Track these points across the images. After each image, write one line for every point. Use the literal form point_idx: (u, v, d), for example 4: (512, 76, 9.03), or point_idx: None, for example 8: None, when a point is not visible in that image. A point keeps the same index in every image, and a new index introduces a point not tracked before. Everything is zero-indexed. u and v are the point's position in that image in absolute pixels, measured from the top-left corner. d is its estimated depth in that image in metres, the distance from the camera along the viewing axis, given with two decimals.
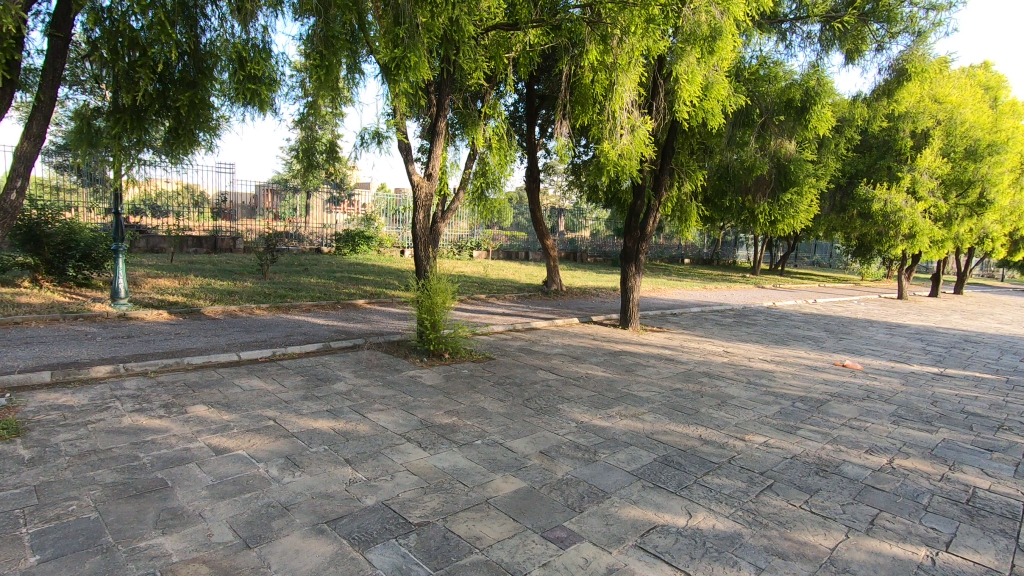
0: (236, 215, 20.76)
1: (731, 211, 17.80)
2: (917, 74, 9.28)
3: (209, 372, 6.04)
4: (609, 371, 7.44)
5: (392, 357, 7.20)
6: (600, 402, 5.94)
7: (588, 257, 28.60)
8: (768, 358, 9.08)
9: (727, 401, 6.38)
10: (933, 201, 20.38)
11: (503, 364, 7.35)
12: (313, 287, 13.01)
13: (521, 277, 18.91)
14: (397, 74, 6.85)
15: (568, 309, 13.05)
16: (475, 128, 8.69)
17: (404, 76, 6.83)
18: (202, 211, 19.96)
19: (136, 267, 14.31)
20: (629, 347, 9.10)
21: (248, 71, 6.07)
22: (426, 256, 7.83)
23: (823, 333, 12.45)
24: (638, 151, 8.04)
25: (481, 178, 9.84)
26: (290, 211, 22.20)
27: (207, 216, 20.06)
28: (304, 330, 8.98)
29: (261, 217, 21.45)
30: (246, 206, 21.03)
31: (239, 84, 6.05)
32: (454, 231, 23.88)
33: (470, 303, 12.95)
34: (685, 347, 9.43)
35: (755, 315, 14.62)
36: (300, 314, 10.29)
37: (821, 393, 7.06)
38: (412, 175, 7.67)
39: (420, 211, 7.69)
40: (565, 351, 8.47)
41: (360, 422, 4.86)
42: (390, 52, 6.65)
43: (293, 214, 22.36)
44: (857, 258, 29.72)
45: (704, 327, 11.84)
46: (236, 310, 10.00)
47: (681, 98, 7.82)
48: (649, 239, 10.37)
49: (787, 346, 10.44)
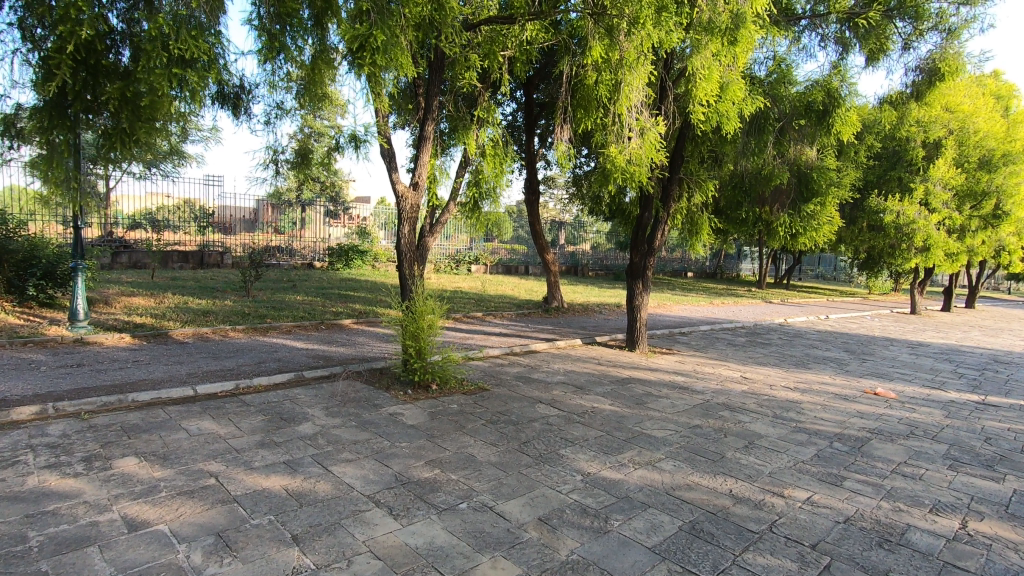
0: (235, 228, 20.26)
1: (745, 224, 16.97)
2: (950, 73, 8.53)
3: (155, 411, 5.19)
4: (617, 403, 6.61)
5: (372, 390, 6.37)
6: (610, 446, 5.09)
7: (589, 271, 27.86)
8: (791, 385, 8.23)
9: (755, 442, 5.53)
10: (947, 213, 19.59)
11: (497, 396, 6.51)
12: (298, 306, 12.20)
13: (521, 293, 18.13)
14: (360, 54, 5.92)
15: (569, 328, 12.24)
16: (468, 132, 7.96)
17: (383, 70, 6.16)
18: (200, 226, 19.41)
19: (111, 284, 13.52)
20: (638, 373, 8.26)
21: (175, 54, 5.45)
22: (410, 275, 7.00)
23: (843, 353, 11.59)
24: (649, 156, 7.21)
25: (475, 188, 8.99)
26: (289, 224, 21.59)
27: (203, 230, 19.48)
28: (280, 355, 8.15)
29: (259, 231, 20.96)
30: (247, 219, 20.63)
31: (161, 66, 5.37)
32: (451, 245, 23.15)
33: (465, 323, 12.15)
34: (699, 373, 8.57)
35: (769, 333, 13.78)
36: (279, 337, 9.47)
37: (860, 430, 6.19)
38: (397, 184, 6.92)
39: (405, 224, 6.89)
40: (568, 378, 7.64)
41: (321, 479, 4.03)
42: (352, 29, 5.77)
43: (292, 228, 21.72)
44: (865, 271, 28.93)
45: (716, 349, 10.99)
46: (208, 332, 9.19)
47: (694, 98, 7.11)
48: (657, 254, 9.60)
49: (808, 369, 9.59)
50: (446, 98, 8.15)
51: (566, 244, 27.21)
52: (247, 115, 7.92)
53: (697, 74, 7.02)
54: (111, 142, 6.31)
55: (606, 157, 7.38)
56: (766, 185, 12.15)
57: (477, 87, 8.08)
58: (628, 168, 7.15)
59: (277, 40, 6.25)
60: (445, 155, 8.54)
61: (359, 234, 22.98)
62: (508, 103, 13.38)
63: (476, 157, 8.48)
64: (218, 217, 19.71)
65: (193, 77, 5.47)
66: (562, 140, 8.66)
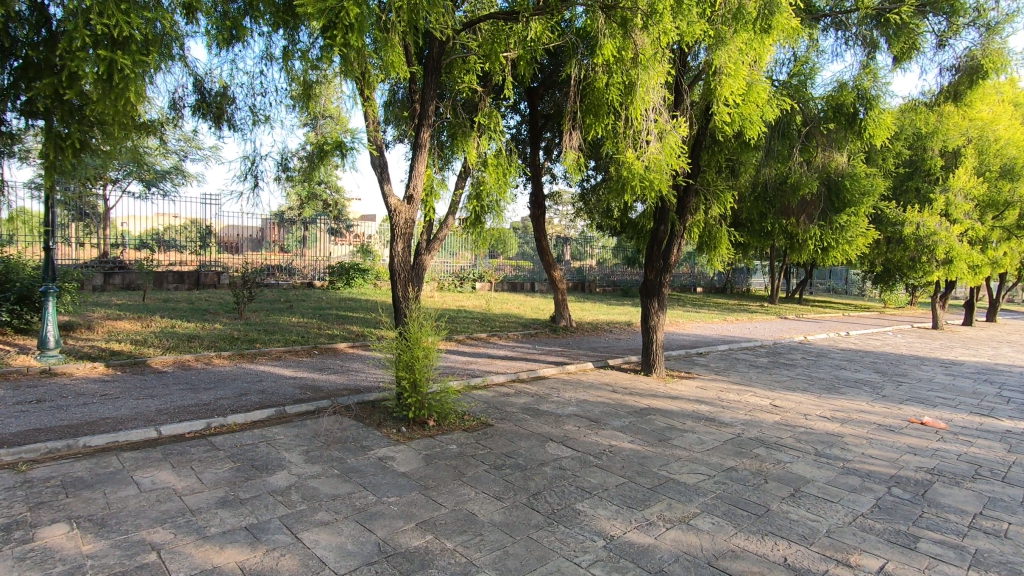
0: (242, 248, 19.91)
1: (764, 235, 16.19)
2: (991, 72, 7.89)
3: (105, 460, 4.49)
4: (638, 440, 5.87)
5: (361, 428, 5.66)
6: (634, 498, 4.34)
7: (597, 288, 27.15)
8: (827, 414, 7.44)
9: (802, 489, 4.76)
10: (970, 224, 18.76)
11: (502, 434, 5.79)
12: (292, 328, 11.55)
13: (527, 311, 17.47)
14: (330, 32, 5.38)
15: (579, 350, 11.51)
16: (467, 140, 7.32)
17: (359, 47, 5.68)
18: (209, 246, 18.98)
19: (98, 306, 12.94)
20: (657, 402, 7.51)
21: (107, 37, 5.05)
22: (405, 297, 6.32)
23: (874, 375, 10.77)
24: (669, 162, 6.56)
25: (476, 202, 8.24)
26: (296, 243, 21.00)
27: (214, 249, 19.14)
28: (264, 385, 7.45)
29: (265, 250, 20.53)
30: (253, 238, 20.26)
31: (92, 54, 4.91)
32: (455, 262, 22.54)
33: (468, 345, 11.45)
34: (725, 401, 7.79)
35: (791, 353, 12.96)
36: (266, 364, 8.80)
37: (917, 470, 5.41)
38: (389, 197, 6.26)
39: (399, 240, 6.24)
40: (581, 409, 6.89)
41: (288, 552, 3.30)
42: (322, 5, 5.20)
43: (300, 247, 21.11)
44: (881, 285, 28.04)
45: (738, 371, 10.22)
46: (190, 359, 8.53)
47: (716, 97, 6.53)
48: (673, 270, 8.91)
49: (842, 394, 8.79)
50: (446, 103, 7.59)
51: (572, 260, 26.53)
52: (230, 127, 7.39)
53: (721, 73, 6.47)
54: (42, 147, 5.65)
55: (622, 163, 6.70)
56: (791, 193, 11.42)
57: (478, 92, 7.61)
58: (649, 176, 6.45)
59: (232, 20, 6.10)
60: (444, 166, 7.93)
61: (362, 251, 22.44)
62: (511, 115, 12.89)
63: (477, 168, 7.92)
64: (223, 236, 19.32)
65: (125, 62, 4.96)
66: (572, 148, 8.08)
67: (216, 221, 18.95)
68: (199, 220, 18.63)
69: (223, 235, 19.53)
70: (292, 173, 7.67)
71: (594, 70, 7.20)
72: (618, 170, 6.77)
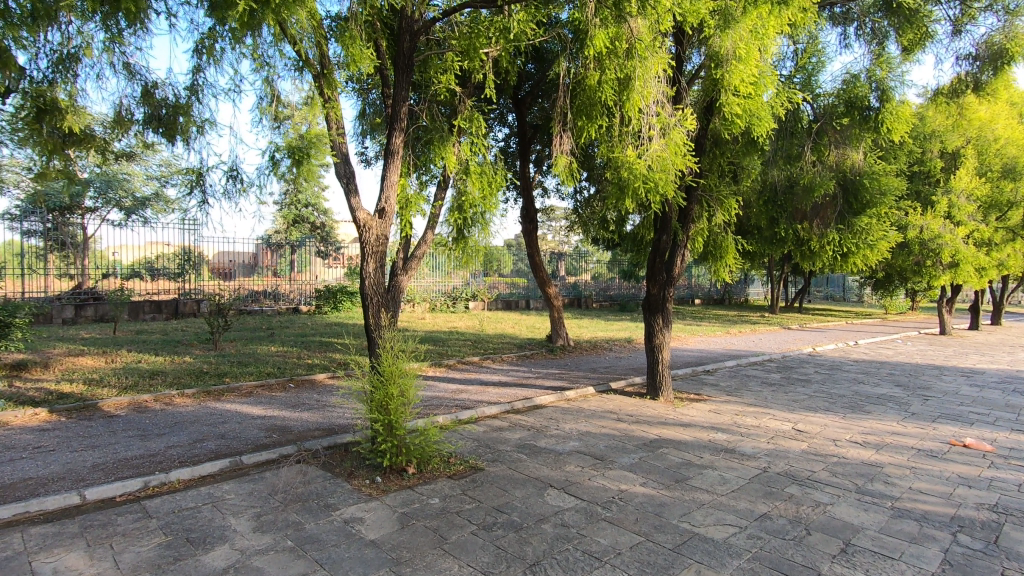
0: (235, 274, 19.28)
1: (775, 242, 15.45)
2: (1016, 57, 7.33)
3: (3, 542, 3.65)
4: (651, 481, 5.06)
5: (327, 481, 4.83)
6: (654, 566, 3.54)
7: (594, 303, 26.46)
8: (858, 439, 6.66)
9: (853, 541, 3.97)
10: (975, 226, 18.15)
11: (494, 480, 4.97)
12: (269, 359, 10.73)
13: (522, 330, 16.70)
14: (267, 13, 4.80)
15: (578, 372, 10.72)
16: (445, 146, 6.67)
17: (297, 24, 5.39)
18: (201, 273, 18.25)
19: (60, 342, 12.07)
20: (668, 433, 6.69)
21: None
22: (378, 325, 5.51)
23: (896, 389, 9.99)
24: (676, 161, 5.92)
25: (459, 215, 7.46)
26: (288, 267, 20.19)
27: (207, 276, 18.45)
28: (225, 429, 6.60)
29: (258, 276, 19.67)
30: (246, 264, 19.53)
31: None
32: (447, 281, 21.74)
33: (458, 371, 10.64)
34: (743, 428, 6.99)
35: (803, 367, 12.15)
36: (234, 401, 7.97)
37: (980, 509, 4.62)
38: (357, 211, 5.50)
39: (370, 260, 5.46)
40: (584, 445, 6.07)
41: None
42: None
43: (292, 271, 20.26)
44: (883, 292, 27.44)
45: (750, 391, 9.45)
46: (147, 400, 7.68)
47: (725, 87, 6.23)
48: (678, 283, 8.19)
49: (868, 413, 7.99)
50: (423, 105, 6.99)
51: (567, 275, 25.84)
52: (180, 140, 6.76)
53: (726, 63, 6.19)
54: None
55: (623, 163, 6.04)
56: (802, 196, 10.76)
57: (458, 94, 7.12)
58: (654, 176, 5.76)
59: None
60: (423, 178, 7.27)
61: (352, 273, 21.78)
62: (499, 127, 12.33)
63: (459, 178, 7.24)
64: (212, 262, 18.69)
65: None
66: (564, 153, 7.44)
67: (208, 248, 18.21)
68: (189, 247, 17.82)
69: (214, 262, 18.81)
70: (248, 188, 6.94)
71: (587, 68, 6.78)
72: (618, 171, 6.09)
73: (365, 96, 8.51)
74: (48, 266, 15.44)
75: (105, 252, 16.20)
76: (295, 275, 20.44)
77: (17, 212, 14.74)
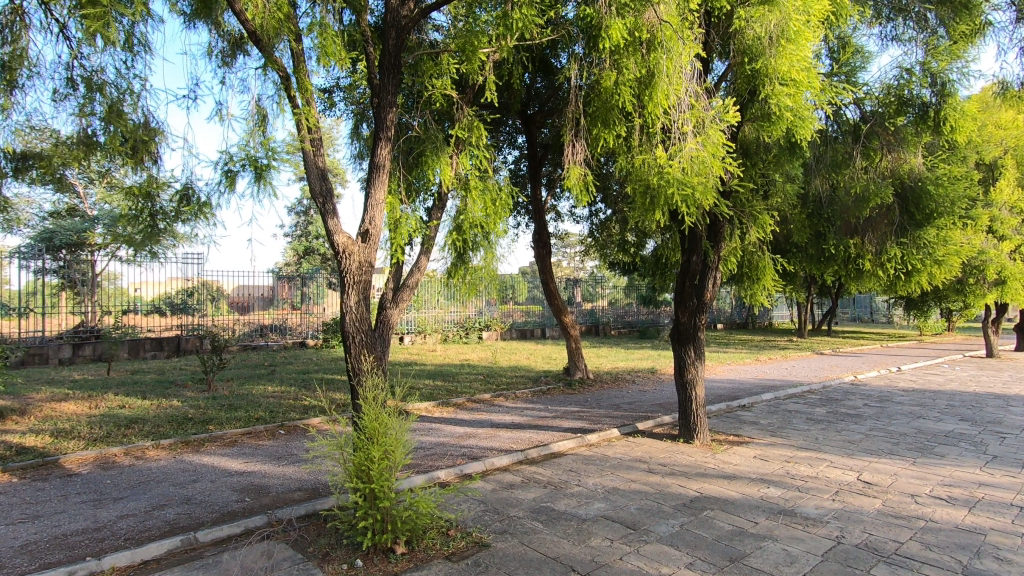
0: (252, 307, 18.72)
1: (822, 259, 14.13)
2: None
3: None
4: (700, 561, 4.04)
5: (297, 565, 3.90)
6: None
7: (612, 330, 25.43)
8: (940, 493, 5.56)
9: None
10: (1020, 240, 16.84)
11: (502, 561, 3.99)
12: (262, 401, 9.92)
13: (538, 362, 15.74)
14: None
15: (599, 410, 9.70)
16: (438, 156, 6.21)
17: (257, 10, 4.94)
18: (219, 306, 17.83)
19: (48, 385, 11.39)
20: (711, 488, 5.64)
21: None
22: (362, 369, 4.61)
23: (962, 425, 8.80)
24: (713, 161, 5.33)
25: (459, 237, 6.65)
26: (302, 299, 19.69)
27: (224, 310, 17.94)
28: (194, 490, 5.72)
29: (276, 308, 19.09)
30: (263, 297, 19.04)
31: None
32: (461, 310, 20.80)
33: (467, 411, 9.69)
34: (800, 480, 5.92)
35: (849, 399, 10.96)
36: (214, 453, 7.11)
37: None
38: (336, 234, 4.66)
39: (354, 291, 4.64)
40: (612, 508, 5.06)
41: None
42: None
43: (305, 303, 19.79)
44: (916, 313, 26.01)
45: (795, 429, 8.35)
46: (116, 454, 6.86)
47: (770, 75, 5.65)
48: (710, 310, 7.21)
49: (942, 458, 6.86)
50: (416, 115, 6.50)
51: (583, 302, 24.79)
52: None
53: (766, 53, 5.65)
54: None
55: (654, 168, 5.50)
56: (849, 210, 9.76)
57: (456, 101, 6.65)
58: (690, 179, 5.21)
59: None
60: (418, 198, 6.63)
61: None
62: (508, 150, 11.74)
63: (462, 195, 6.57)
64: (231, 296, 18.18)
65: None
66: (576, 164, 6.85)
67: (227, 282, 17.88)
68: (211, 282, 17.50)
69: (234, 296, 18.40)
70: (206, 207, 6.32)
71: (602, 68, 6.32)
72: (646, 177, 5.54)
73: (360, 113, 8.01)
74: (61, 305, 14.88)
75: (128, 288, 15.89)
76: (308, 307, 19.92)
77: (29, 251, 14.19)
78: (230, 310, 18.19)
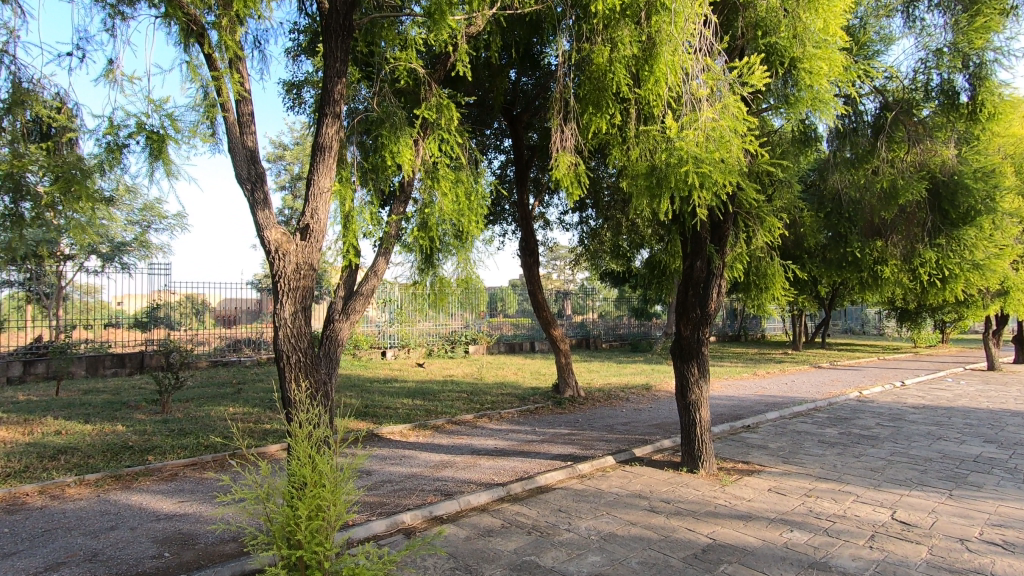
0: (240, 320, 17.97)
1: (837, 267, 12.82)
2: None
3: None
4: None
5: None
6: None
7: (603, 344, 24.64)
8: (993, 537, 4.73)
9: None
10: None
11: None
12: (218, 424, 8.94)
13: (526, 377, 14.85)
14: None
15: (592, 432, 8.81)
16: (397, 134, 5.73)
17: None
18: (204, 320, 16.80)
19: None
20: (725, 533, 4.76)
21: None
22: (293, 382, 3.77)
23: (989, 448, 8.00)
24: (728, 128, 4.76)
25: (424, 234, 5.95)
26: None
27: (210, 324, 16.94)
28: (107, 541, 4.75)
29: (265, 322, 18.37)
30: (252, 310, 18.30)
31: None
32: (447, 323, 19.87)
33: (446, 434, 8.76)
34: (826, 521, 5.06)
35: (860, 418, 10.17)
36: (145, 490, 6.12)
37: None
38: (266, 230, 3.92)
39: (285, 300, 3.86)
40: (609, 563, 4.16)
41: None
42: None
43: None
44: (912, 325, 25.43)
45: (809, 454, 7.52)
46: (28, 493, 5.85)
47: (798, 45, 5.20)
48: (715, 322, 6.41)
49: (980, 489, 6.05)
50: (375, 90, 6.05)
51: (573, 315, 23.97)
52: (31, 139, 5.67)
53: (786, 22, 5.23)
54: None
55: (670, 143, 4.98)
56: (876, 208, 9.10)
57: (423, 78, 6.15)
58: (714, 153, 4.65)
59: None
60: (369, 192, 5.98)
61: None
62: (494, 153, 10.96)
63: (431, 187, 5.95)
64: (218, 309, 17.18)
65: None
66: (566, 151, 6.25)
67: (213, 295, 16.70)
68: (197, 295, 16.44)
69: (219, 309, 17.32)
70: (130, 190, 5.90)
71: (594, 43, 5.92)
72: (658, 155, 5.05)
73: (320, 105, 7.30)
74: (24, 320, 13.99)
75: (111, 302, 14.73)
76: None
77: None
78: (215, 323, 17.22)
